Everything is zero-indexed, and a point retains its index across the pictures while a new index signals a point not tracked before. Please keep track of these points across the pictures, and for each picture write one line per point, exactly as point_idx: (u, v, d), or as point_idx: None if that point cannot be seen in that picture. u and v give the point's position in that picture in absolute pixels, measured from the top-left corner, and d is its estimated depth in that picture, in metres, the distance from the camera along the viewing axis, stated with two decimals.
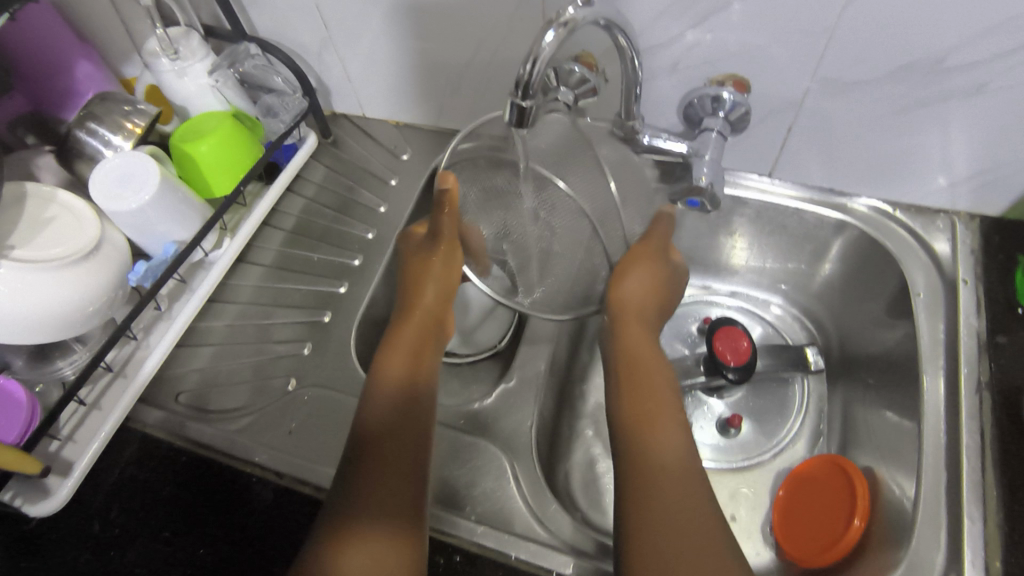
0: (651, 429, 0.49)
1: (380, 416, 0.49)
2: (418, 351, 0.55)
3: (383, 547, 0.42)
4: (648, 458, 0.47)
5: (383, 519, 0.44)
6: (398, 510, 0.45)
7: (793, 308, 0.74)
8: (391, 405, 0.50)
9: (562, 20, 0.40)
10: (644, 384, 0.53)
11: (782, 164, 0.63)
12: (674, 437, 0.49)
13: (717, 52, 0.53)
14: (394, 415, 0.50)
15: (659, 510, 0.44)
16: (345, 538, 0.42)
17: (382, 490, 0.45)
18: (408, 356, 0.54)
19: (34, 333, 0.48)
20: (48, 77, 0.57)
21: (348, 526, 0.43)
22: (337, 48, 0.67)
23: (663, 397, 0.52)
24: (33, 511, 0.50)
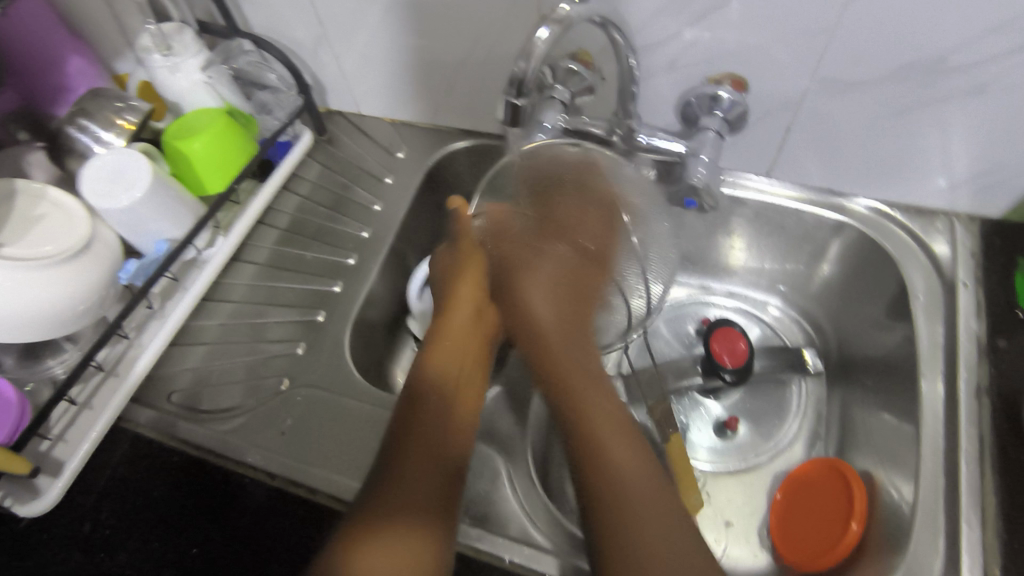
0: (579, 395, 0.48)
1: (426, 411, 0.48)
2: (462, 356, 0.54)
3: (413, 545, 0.39)
4: (588, 425, 0.46)
5: (420, 516, 0.41)
6: (433, 507, 0.42)
7: (791, 310, 0.73)
8: (436, 407, 0.49)
9: (557, 17, 0.39)
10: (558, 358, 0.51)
11: (780, 164, 0.62)
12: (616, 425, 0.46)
13: (714, 51, 0.53)
14: (436, 418, 0.48)
15: (610, 476, 0.43)
16: (366, 532, 0.39)
17: (417, 487, 0.43)
18: (451, 361, 0.52)
19: (23, 332, 0.48)
20: (41, 72, 0.56)
21: (383, 524, 0.40)
22: (332, 45, 0.66)
23: (583, 367, 0.50)
24: (23, 511, 0.49)
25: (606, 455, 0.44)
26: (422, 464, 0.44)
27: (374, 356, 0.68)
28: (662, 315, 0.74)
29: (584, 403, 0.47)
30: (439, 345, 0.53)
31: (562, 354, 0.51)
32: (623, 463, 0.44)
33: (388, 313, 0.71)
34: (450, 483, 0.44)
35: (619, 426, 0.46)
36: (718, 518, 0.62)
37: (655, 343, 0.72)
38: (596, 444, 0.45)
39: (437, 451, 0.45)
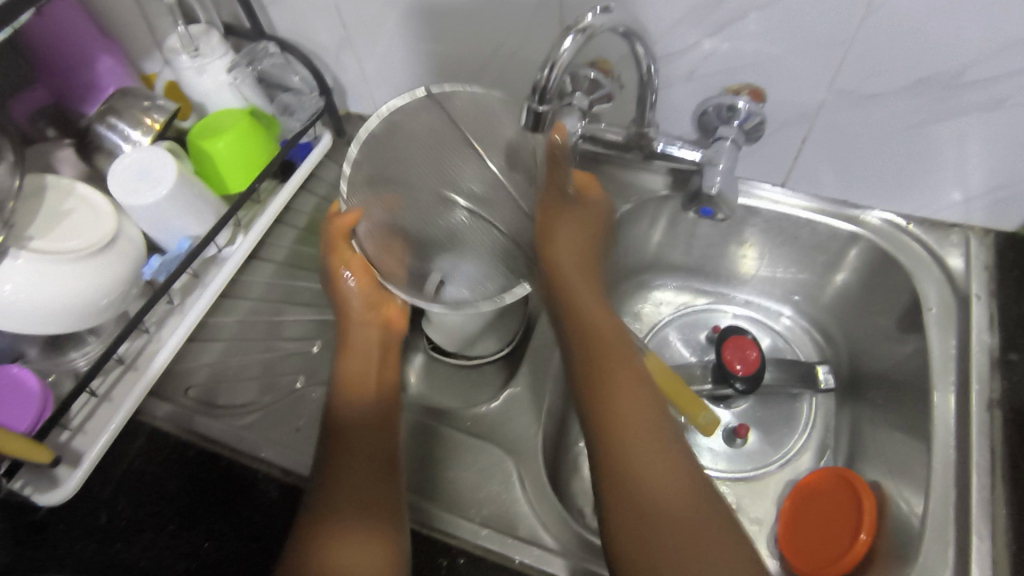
0: (619, 377, 0.49)
1: (354, 423, 0.50)
2: (367, 367, 0.54)
3: (366, 543, 0.43)
4: (621, 422, 0.46)
5: (361, 513, 0.44)
6: (375, 504, 0.45)
7: (803, 320, 0.73)
8: (364, 420, 0.50)
9: (581, 27, 0.40)
10: (609, 337, 0.52)
11: (795, 175, 0.63)
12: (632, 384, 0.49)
13: (732, 62, 0.53)
14: (360, 428, 0.49)
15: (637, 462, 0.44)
16: (330, 535, 0.43)
17: (357, 491, 0.45)
18: (356, 375, 0.53)
19: (51, 324, 0.49)
20: (71, 72, 0.58)
21: (334, 525, 0.43)
22: (354, 49, 0.67)
23: (623, 339, 0.52)
24: (41, 501, 0.50)
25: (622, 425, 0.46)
26: (356, 467, 0.47)
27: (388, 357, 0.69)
28: (673, 322, 0.75)
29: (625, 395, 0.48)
30: (353, 354, 0.54)
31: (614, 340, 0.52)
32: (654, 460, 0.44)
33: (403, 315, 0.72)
34: (385, 470, 0.47)
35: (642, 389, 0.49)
36: None
37: (667, 350, 0.73)
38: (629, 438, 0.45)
39: (372, 448, 0.48)
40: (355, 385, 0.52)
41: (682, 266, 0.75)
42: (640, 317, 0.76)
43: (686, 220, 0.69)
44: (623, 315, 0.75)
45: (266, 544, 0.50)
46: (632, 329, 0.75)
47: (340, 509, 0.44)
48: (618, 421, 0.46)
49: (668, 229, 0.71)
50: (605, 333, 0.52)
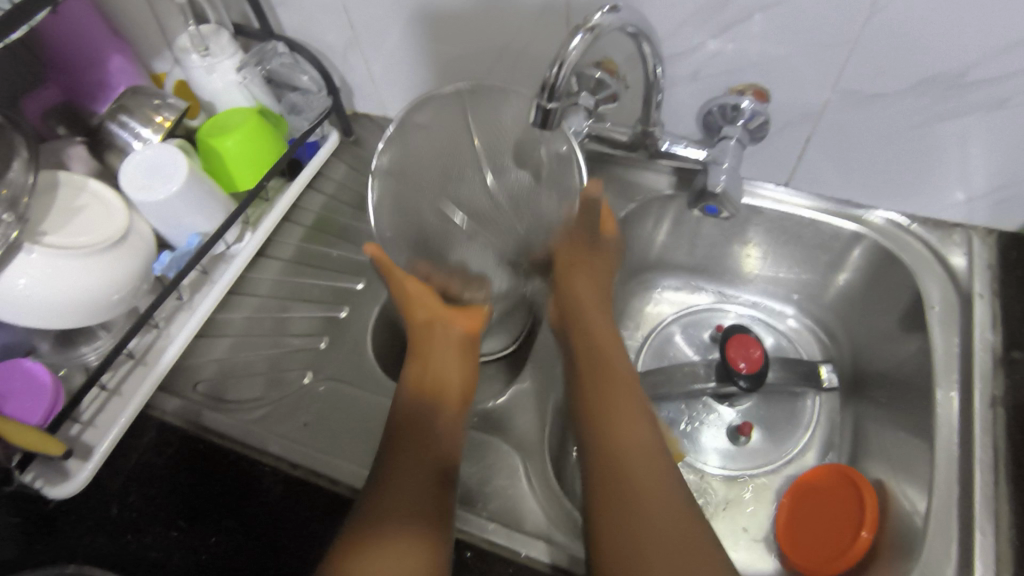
0: (612, 392, 0.50)
1: (412, 425, 0.50)
2: (439, 378, 0.55)
3: (406, 544, 0.41)
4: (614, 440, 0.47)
5: (407, 519, 0.43)
6: (420, 511, 0.44)
7: (807, 320, 0.74)
8: (417, 418, 0.51)
9: (590, 25, 0.41)
10: (603, 351, 0.53)
11: (799, 174, 0.63)
12: (636, 418, 0.48)
13: (737, 62, 0.54)
14: (416, 427, 0.50)
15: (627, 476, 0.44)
16: (366, 540, 0.41)
17: (404, 493, 0.45)
18: (424, 381, 0.54)
19: (63, 318, 0.49)
20: (83, 71, 0.58)
21: (371, 527, 0.42)
22: (362, 49, 0.68)
23: (615, 352, 0.53)
24: (52, 493, 0.51)
25: (620, 461, 0.45)
26: (401, 472, 0.46)
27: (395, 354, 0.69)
28: (677, 322, 0.75)
29: (615, 410, 0.49)
30: (429, 360, 0.56)
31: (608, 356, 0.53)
32: (644, 472, 0.45)
33: None
34: (439, 487, 0.46)
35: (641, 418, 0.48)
36: (731, 521, 0.62)
37: (671, 349, 0.73)
38: (621, 453, 0.46)
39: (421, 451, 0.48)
40: (425, 388, 0.53)
41: (686, 265, 0.76)
42: (644, 317, 0.76)
43: (690, 219, 0.70)
44: (627, 314, 0.76)
45: (272, 539, 0.51)
46: (636, 328, 0.75)
47: (376, 510, 0.43)
48: (610, 439, 0.47)
49: (672, 229, 0.72)
50: (609, 358, 0.53)
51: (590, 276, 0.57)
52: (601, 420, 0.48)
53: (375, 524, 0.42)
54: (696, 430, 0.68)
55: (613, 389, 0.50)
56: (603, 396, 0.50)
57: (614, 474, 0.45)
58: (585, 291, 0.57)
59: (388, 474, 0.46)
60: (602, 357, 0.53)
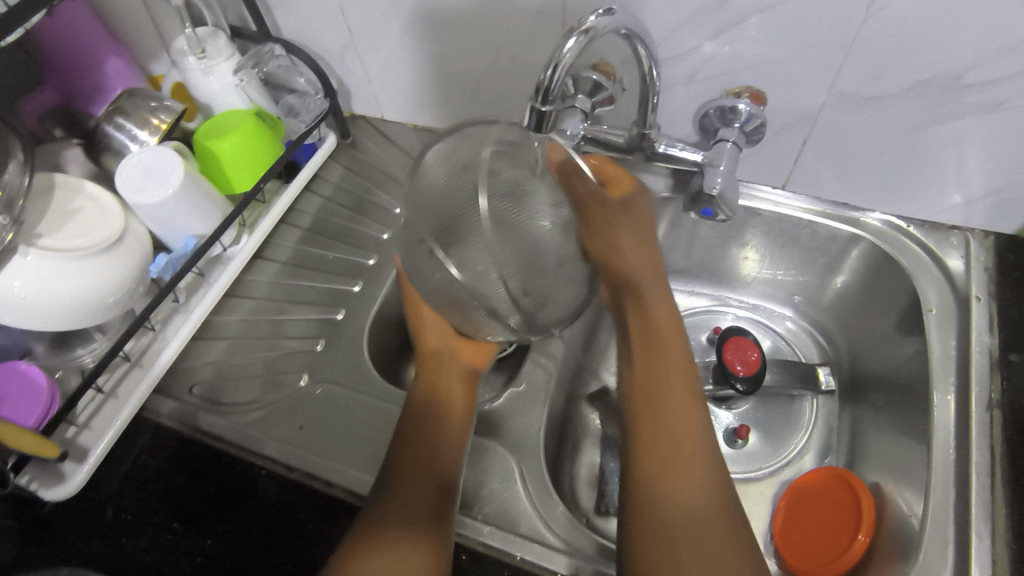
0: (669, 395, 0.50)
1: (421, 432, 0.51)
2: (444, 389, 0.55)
3: (406, 551, 0.43)
4: (669, 448, 0.48)
5: (400, 526, 0.45)
6: (419, 515, 0.46)
7: (805, 322, 0.73)
8: (425, 423, 0.52)
9: (584, 28, 0.41)
10: (657, 335, 0.54)
11: (796, 177, 0.63)
12: (684, 411, 0.50)
13: (733, 65, 0.54)
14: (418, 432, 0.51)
15: (677, 487, 0.46)
16: (378, 545, 0.43)
17: (412, 501, 0.46)
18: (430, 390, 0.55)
19: (57, 321, 0.49)
20: (80, 75, 0.58)
21: (383, 532, 0.44)
22: (359, 51, 0.68)
23: (671, 338, 0.54)
24: (47, 496, 0.51)
25: (666, 455, 0.48)
26: (414, 478, 0.48)
27: (392, 357, 0.69)
28: None
29: (670, 414, 0.49)
30: (439, 374, 0.56)
31: (667, 356, 0.53)
32: (691, 488, 0.46)
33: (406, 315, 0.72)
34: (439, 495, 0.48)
35: (691, 411, 0.50)
36: None
37: None
38: (674, 457, 0.47)
39: (427, 456, 0.50)
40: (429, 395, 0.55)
41: (684, 267, 0.76)
42: None
43: (688, 222, 0.70)
44: None
45: (268, 541, 0.51)
46: None
47: (383, 517, 0.45)
48: (664, 444, 0.48)
49: (670, 231, 0.71)
50: (661, 341, 0.54)
51: (640, 243, 0.55)
52: (652, 408, 0.50)
53: (380, 531, 0.44)
54: None
55: (667, 380, 0.51)
56: (653, 387, 0.51)
57: (658, 470, 0.47)
58: (633, 254, 0.54)
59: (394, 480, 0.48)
60: (664, 356, 0.53)
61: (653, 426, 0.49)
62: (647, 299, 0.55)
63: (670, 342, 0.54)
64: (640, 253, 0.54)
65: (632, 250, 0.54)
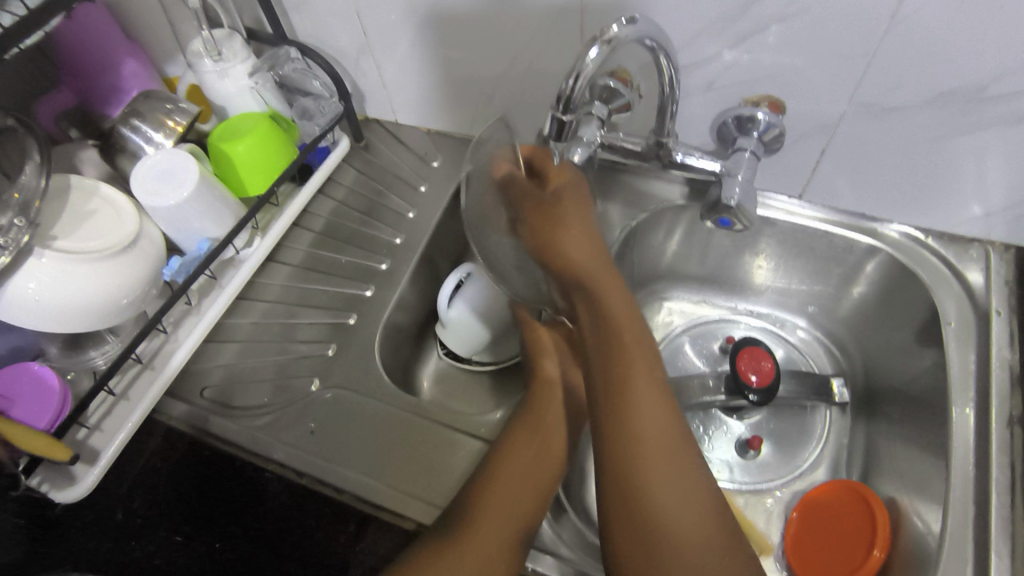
0: (633, 383, 0.45)
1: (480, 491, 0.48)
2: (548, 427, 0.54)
3: None
4: (642, 448, 0.43)
5: (432, 548, 0.45)
6: None
7: (818, 332, 0.73)
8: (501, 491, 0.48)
9: (607, 38, 0.41)
10: (618, 329, 0.47)
11: (813, 187, 0.63)
12: (652, 404, 0.44)
13: (753, 73, 0.53)
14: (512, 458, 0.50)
15: (656, 485, 0.42)
16: None
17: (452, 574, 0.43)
18: (535, 424, 0.54)
19: (73, 323, 0.49)
20: (96, 75, 0.58)
21: None
22: (374, 55, 0.68)
23: (632, 328, 0.47)
24: (58, 497, 0.51)
25: (643, 459, 0.42)
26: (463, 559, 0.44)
27: (403, 362, 0.69)
28: (686, 333, 0.75)
29: (640, 405, 0.44)
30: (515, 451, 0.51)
31: (624, 332, 0.47)
32: (675, 483, 0.42)
33: (417, 319, 0.72)
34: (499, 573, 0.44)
35: (655, 401, 0.44)
36: None
37: (680, 360, 0.73)
38: (648, 457, 0.42)
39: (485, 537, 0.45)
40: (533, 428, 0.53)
41: (697, 275, 0.75)
42: (653, 326, 0.75)
43: (702, 230, 0.69)
44: None
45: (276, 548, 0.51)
46: None
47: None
48: (635, 444, 0.43)
49: (684, 239, 0.71)
50: (621, 331, 0.47)
51: (583, 234, 0.49)
52: (620, 406, 0.44)
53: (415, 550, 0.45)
54: (704, 443, 0.67)
55: (629, 373, 0.45)
56: (614, 381, 0.45)
57: (633, 476, 0.42)
58: (579, 241, 0.49)
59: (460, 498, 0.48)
60: (625, 341, 0.47)
61: (624, 422, 0.44)
62: (597, 290, 0.48)
63: (630, 332, 0.47)
64: (583, 240, 0.49)
65: (578, 237, 0.49)
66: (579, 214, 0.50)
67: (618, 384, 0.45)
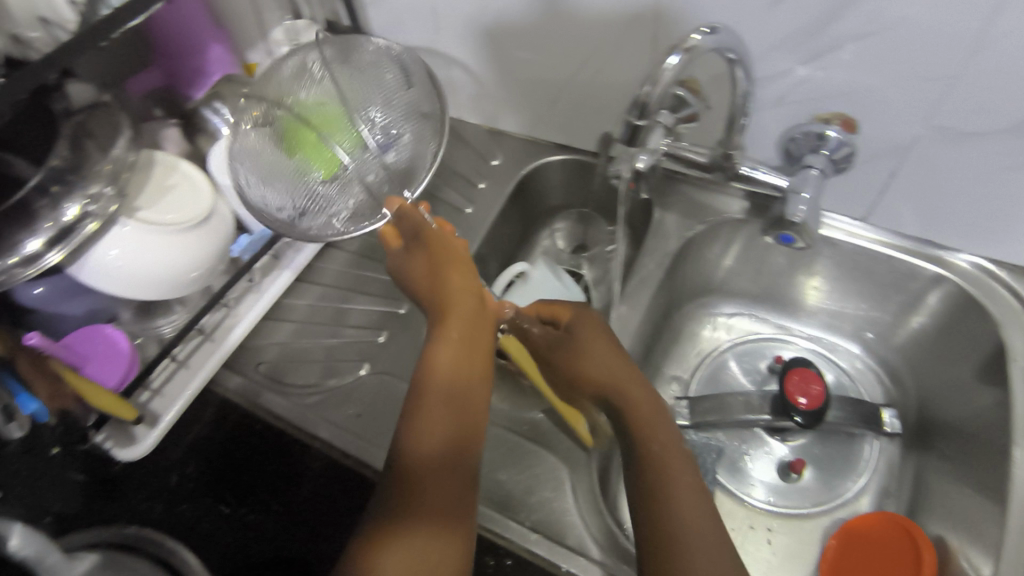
0: (659, 461, 0.44)
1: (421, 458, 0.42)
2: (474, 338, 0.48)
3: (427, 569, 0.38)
4: (676, 516, 0.41)
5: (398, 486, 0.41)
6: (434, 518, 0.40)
7: (872, 360, 0.70)
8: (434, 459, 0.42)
9: (687, 46, 0.41)
10: (634, 402, 0.48)
11: (879, 210, 0.61)
12: (682, 469, 0.44)
13: (826, 90, 0.52)
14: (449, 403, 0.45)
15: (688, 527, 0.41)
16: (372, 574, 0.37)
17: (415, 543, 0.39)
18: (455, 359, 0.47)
19: (146, 290, 0.52)
20: (184, 57, 0.61)
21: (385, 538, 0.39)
22: (444, 51, 0.69)
23: (650, 402, 0.48)
24: (119, 455, 0.54)
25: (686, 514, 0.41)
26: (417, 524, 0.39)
27: None
28: (734, 349, 0.73)
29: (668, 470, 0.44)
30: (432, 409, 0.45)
31: (648, 406, 0.48)
32: (715, 537, 0.41)
33: None
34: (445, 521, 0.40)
35: (685, 466, 0.44)
36: (762, 548, 0.61)
37: (724, 376, 0.72)
38: (686, 523, 0.41)
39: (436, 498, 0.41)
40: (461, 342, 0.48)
41: (748, 292, 0.74)
42: (700, 340, 0.75)
43: (760, 246, 0.68)
44: (683, 336, 0.74)
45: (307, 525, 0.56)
46: (691, 351, 0.74)
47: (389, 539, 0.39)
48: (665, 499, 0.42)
49: (739, 254, 0.70)
50: (645, 407, 0.48)
51: (600, 340, 0.52)
52: (652, 469, 0.44)
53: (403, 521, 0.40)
54: (744, 462, 0.66)
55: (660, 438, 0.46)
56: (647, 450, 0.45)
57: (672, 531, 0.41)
58: (596, 341, 0.52)
59: (408, 474, 0.42)
60: (649, 420, 0.47)
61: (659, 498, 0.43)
62: (621, 378, 0.49)
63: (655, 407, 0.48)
64: (603, 361, 0.51)
65: (597, 360, 0.51)
66: (600, 330, 0.52)
67: (650, 468, 0.44)
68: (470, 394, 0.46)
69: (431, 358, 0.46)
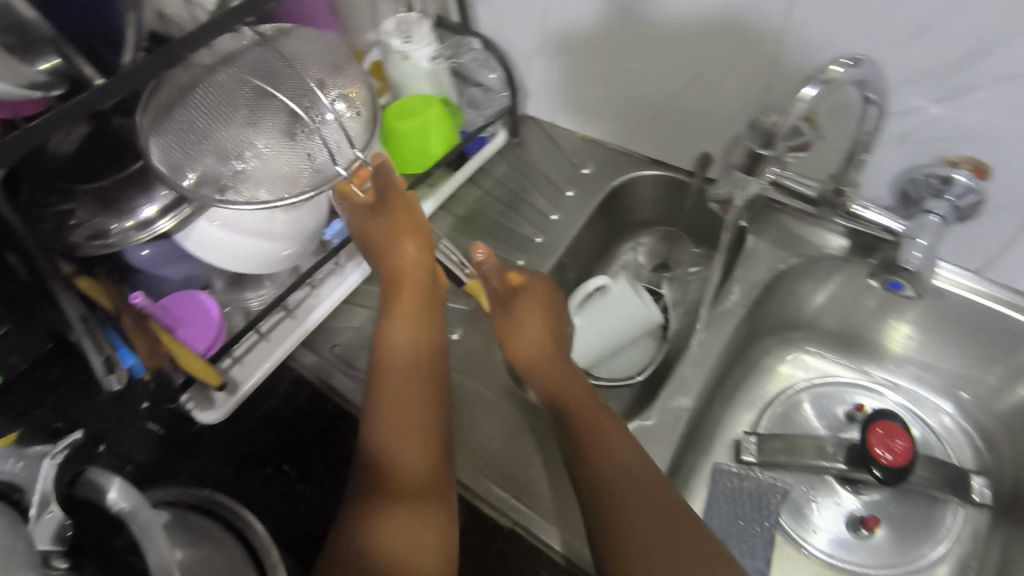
0: (603, 432, 0.50)
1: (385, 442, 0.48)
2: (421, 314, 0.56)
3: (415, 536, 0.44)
4: (609, 479, 0.47)
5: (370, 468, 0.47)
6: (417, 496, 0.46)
7: (964, 421, 0.66)
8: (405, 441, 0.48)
9: (824, 77, 0.39)
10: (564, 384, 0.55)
11: (997, 263, 0.58)
12: (619, 441, 0.50)
13: (958, 132, 0.49)
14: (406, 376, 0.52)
15: (626, 484, 0.46)
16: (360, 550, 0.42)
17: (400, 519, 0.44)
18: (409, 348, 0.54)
19: (243, 261, 0.54)
20: None
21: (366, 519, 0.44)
22: (548, 55, 0.68)
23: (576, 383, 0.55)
24: (200, 417, 0.56)
25: (625, 484, 0.46)
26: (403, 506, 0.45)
27: None
28: (811, 391, 0.70)
29: (605, 440, 0.49)
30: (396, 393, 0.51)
31: (572, 386, 0.55)
32: (653, 504, 0.46)
33: None
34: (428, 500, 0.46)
35: (620, 439, 0.50)
36: None
37: (797, 417, 0.68)
38: (621, 485, 0.46)
39: (412, 476, 0.47)
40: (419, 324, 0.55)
41: (836, 333, 0.70)
42: (777, 376, 0.72)
43: (858, 287, 0.64)
44: (760, 370, 0.71)
45: None
46: (766, 387, 0.71)
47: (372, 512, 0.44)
48: (599, 460, 0.48)
49: (833, 293, 0.67)
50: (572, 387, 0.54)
51: (538, 318, 0.59)
52: (591, 441, 0.49)
53: (379, 506, 0.45)
54: (810, 510, 0.63)
55: (597, 417, 0.51)
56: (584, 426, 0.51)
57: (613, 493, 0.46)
58: (533, 319, 0.59)
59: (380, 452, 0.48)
60: (581, 403, 0.53)
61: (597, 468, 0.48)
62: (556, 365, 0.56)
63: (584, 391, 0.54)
64: (536, 338, 0.58)
65: (529, 334, 0.58)
66: (537, 308, 0.59)
67: (587, 440, 0.50)
68: (427, 377, 0.53)
69: (387, 338, 0.54)
